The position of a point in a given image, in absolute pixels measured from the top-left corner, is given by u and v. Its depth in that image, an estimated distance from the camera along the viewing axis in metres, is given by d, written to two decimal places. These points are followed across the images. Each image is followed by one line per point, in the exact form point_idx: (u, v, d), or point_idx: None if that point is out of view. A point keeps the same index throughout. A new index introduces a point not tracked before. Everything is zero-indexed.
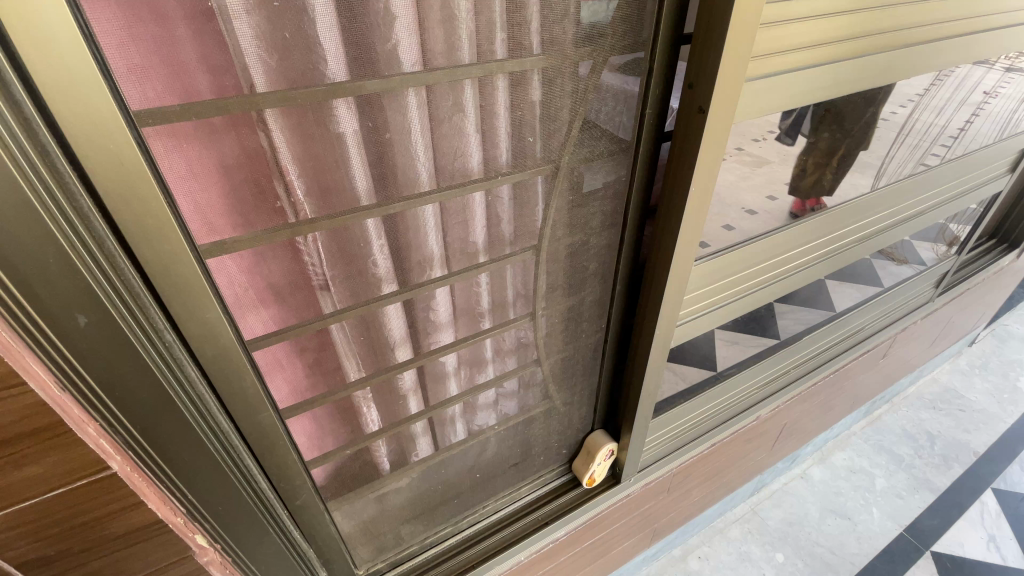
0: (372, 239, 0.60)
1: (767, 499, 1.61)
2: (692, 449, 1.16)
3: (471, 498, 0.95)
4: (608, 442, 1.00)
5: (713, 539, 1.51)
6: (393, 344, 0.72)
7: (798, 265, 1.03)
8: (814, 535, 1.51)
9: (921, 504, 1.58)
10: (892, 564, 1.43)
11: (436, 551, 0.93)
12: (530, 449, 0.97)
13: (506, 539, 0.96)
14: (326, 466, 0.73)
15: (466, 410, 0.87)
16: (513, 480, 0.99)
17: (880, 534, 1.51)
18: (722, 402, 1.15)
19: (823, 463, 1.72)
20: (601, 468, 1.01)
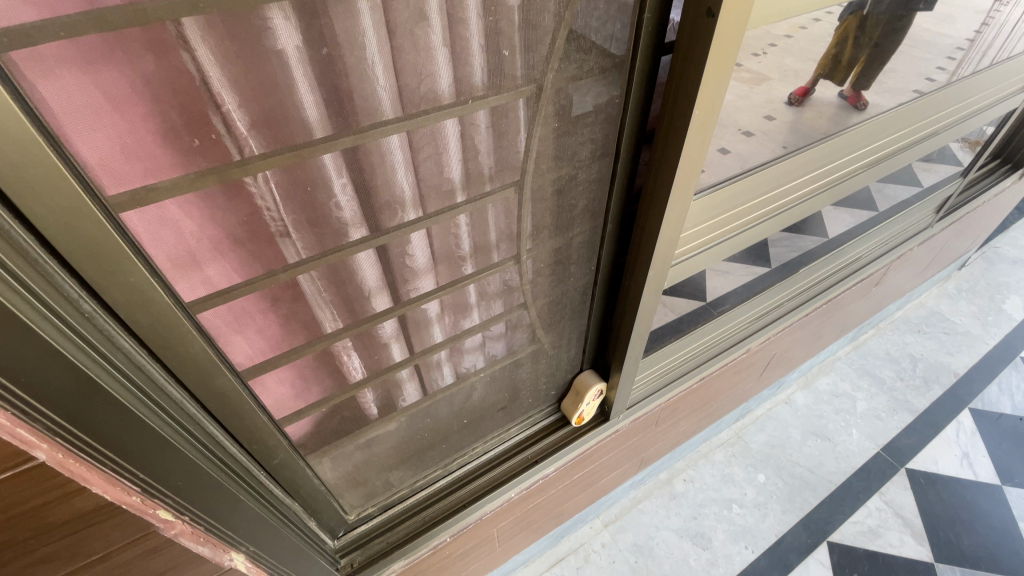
0: (332, 177, 0.52)
1: (751, 424, 1.65)
2: (682, 384, 1.16)
3: (460, 441, 0.94)
4: (598, 383, 0.97)
5: (697, 463, 1.56)
6: (369, 293, 0.66)
7: (801, 196, 0.96)
8: (794, 456, 1.57)
9: (899, 425, 1.64)
10: (869, 481, 1.50)
11: (426, 493, 0.92)
12: (519, 391, 0.95)
13: (497, 478, 0.96)
14: (307, 420, 0.70)
15: (452, 355, 0.83)
16: (503, 421, 0.98)
17: (858, 453, 1.57)
18: (714, 337, 1.12)
19: (807, 388, 1.75)
20: (590, 408, 1.00)
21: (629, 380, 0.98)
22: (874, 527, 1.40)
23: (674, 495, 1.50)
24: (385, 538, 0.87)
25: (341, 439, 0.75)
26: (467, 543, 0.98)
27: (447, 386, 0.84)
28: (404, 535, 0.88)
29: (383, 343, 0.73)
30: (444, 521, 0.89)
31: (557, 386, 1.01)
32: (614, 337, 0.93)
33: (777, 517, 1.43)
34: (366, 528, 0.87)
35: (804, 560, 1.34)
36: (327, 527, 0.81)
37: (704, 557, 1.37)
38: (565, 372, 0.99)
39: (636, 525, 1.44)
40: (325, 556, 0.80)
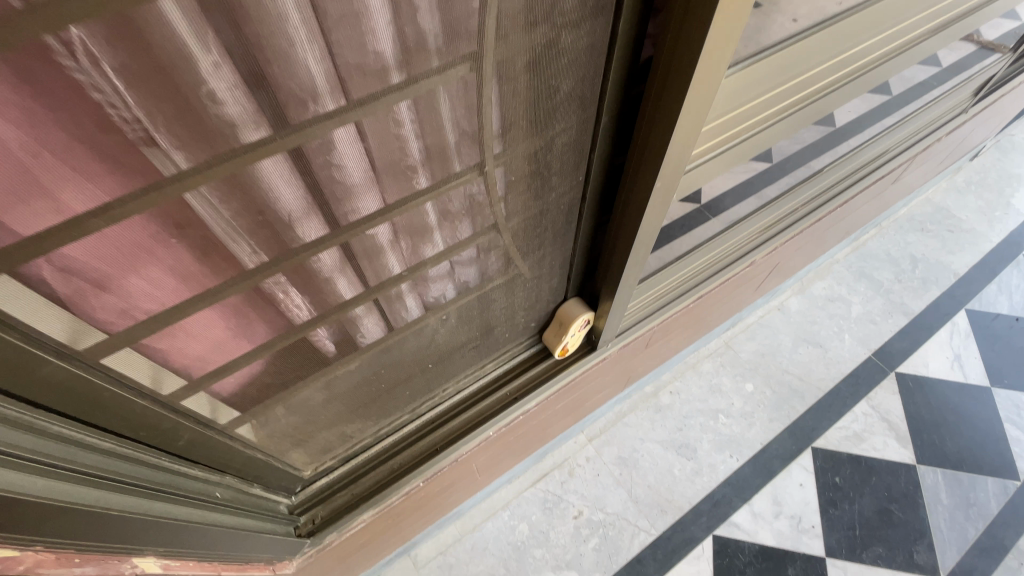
0: (188, 49, 0.31)
1: (742, 332, 1.56)
2: (677, 305, 1.04)
3: (428, 383, 0.81)
4: (587, 313, 0.85)
5: (684, 374, 1.49)
6: (292, 217, 0.45)
7: (839, 79, 0.77)
8: (784, 364, 1.51)
9: (892, 328, 1.59)
10: (857, 387, 1.47)
11: (393, 440, 0.82)
12: (494, 323, 0.81)
13: (472, 419, 0.87)
14: (239, 373, 0.54)
15: (414, 288, 0.66)
16: (478, 357, 0.85)
17: (849, 358, 1.53)
18: (719, 252, 0.99)
19: (802, 293, 1.66)
20: (576, 339, 0.88)
21: (621, 309, 0.85)
22: (859, 432, 1.40)
23: (660, 408, 1.44)
24: (349, 492, 0.77)
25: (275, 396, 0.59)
26: (443, 483, 0.91)
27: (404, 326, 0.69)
28: (370, 487, 0.79)
29: (325, 283, 0.55)
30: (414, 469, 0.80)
31: (537, 315, 0.87)
32: (607, 258, 0.77)
33: (764, 426, 1.41)
34: (325, 482, 0.77)
35: (787, 467, 1.34)
36: (277, 489, 0.70)
37: (687, 467, 1.35)
38: (548, 299, 0.85)
39: (620, 437, 1.39)
40: (280, 519, 0.71)
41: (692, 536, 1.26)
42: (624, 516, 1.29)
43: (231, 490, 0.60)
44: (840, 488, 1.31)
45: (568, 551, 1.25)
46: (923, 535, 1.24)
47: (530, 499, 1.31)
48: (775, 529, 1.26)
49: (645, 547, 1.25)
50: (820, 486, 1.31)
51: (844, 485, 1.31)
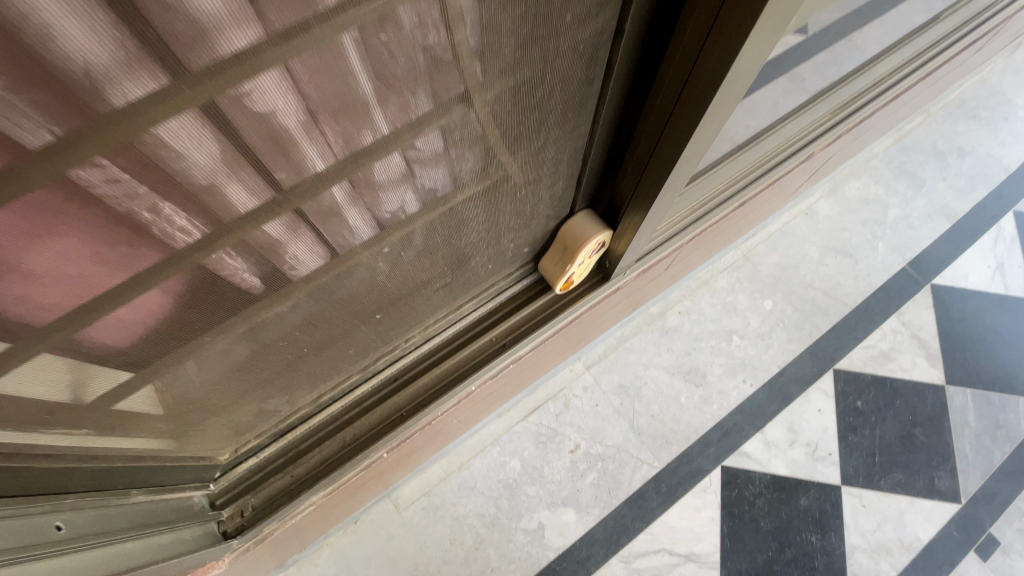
0: None
1: (762, 243, 1.35)
2: (706, 223, 0.82)
3: (382, 335, 0.59)
4: (603, 231, 0.64)
5: (695, 292, 1.29)
6: (89, 65, 0.23)
7: None
8: (808, 277, 1.32)
9: (931, 235, 1.41)
10: (887, 302, 1.31)
11: (343, 406, 0.63)
12: (468, 251, 0.58)
13: (445, 377, 0.68)
14: (118, 321, 0.35)
15: (357, 197, 0.41)
16: (446, 298, 0.63)
17: (881, 270, 1.35)
18: (762, 156, 0.80)
19: (833, 195, 1.44)
20: (587, 266, 0.68)
21: (649, 227, 0.63)
22: (887, 351, 1.26)
23: (666, 330, 1.26)
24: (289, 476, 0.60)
25: (165, 356, 0.40)
26: (417, 446, 0.74)
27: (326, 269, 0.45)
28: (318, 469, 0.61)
29: (198, 190, 0.31)
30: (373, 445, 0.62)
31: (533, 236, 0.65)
32: (648, 147, 0.53)
33: (782, 347, 1.25)
34: (255, 463, 0.59)
35: (805, 391, 1.21)
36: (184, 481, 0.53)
37: (696, 395, 1.20)
38: (545, 213, 0.61)
39: (622, 363, 1.23)
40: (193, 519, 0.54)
41: (699, 468, 1.15)
42: (625, 449, 1.16)
43: (97, 519, 0.43)
44: (862, 413, 1.20)
45: (563, 487, 1.13)
46: (947, 461, 1.16)
47: (521, 433, 1.16)
48: (788, 458, 1.15)
49: (647, 480, 1.14)
50: (840, 411, 1.20)
51: (866, 411, 1.20)
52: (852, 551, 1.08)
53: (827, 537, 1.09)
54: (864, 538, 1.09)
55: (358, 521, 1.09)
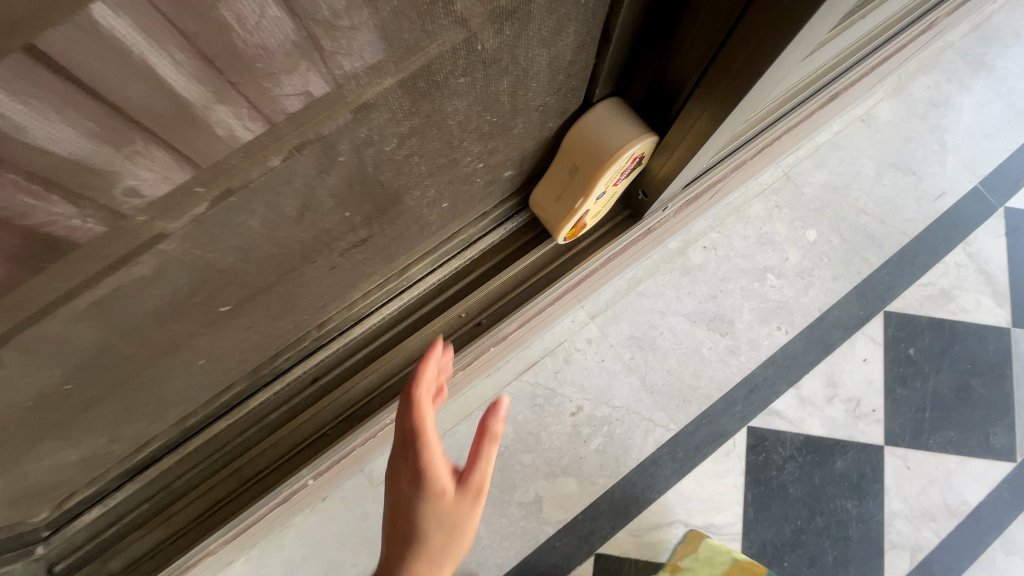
0: None
1: (808, 159, 1.10)
2: (737, 159, 0.69)
3: (242, 351, 0.51)
4: (644, 136, 0.49)
5: (724, 222, 1.06)
6: None
7: None
8: (861, 201, 1.09)
9: (1010, 147, 1.15)
10: (953, 230, 1.09)
11: (207, 446, 0.58)
12: (329, 239, 0.45)
13: (349, 406, 0.62)
14: None
15: (214, 71, 0.28)
16: (325, 291, 0.52)
17: (947, 190, 1.11)
18: (824, 62, 0.63)
19: (897, 96, 1.16)
20: (614, 184, 0.54)
21: (743, 112, 0.45)
22: (948, 289, 1.06)
23: (688, 271, 1.04)
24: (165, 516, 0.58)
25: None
26: (341, 469, 0.70)
27: (76, 293, 0.34)
28: (202, 508, 0.59)
29: None
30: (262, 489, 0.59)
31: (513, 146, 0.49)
32: None
33: (825, 287, 1.04)
34: (106, 512, 0.57)
35: (849, 338, 1.02)
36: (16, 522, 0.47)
37: (721, 345, 1.02)
38: (451, 156, 0.46)
39: (634, 311, 1.03)
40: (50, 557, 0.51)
41: (721, 430, 0.99)
42: (636, 411, 0.99)
43: None
44: (914, 362, 1.02)
45: (564, 455, 0.97)
46: (1007, 415, 1.00)
47: (514, 396, 0.98)
48: (825, 416, 0.99)
49: (661, 445, 0.98)
50: (889, 360, 1.02)
51: (919, 359, 1.02)
52: (891, 519, 0.95)
53: (865, 503, 0.96)
54: (906, 504, 0.96)
55: (326, 498, 0.94)
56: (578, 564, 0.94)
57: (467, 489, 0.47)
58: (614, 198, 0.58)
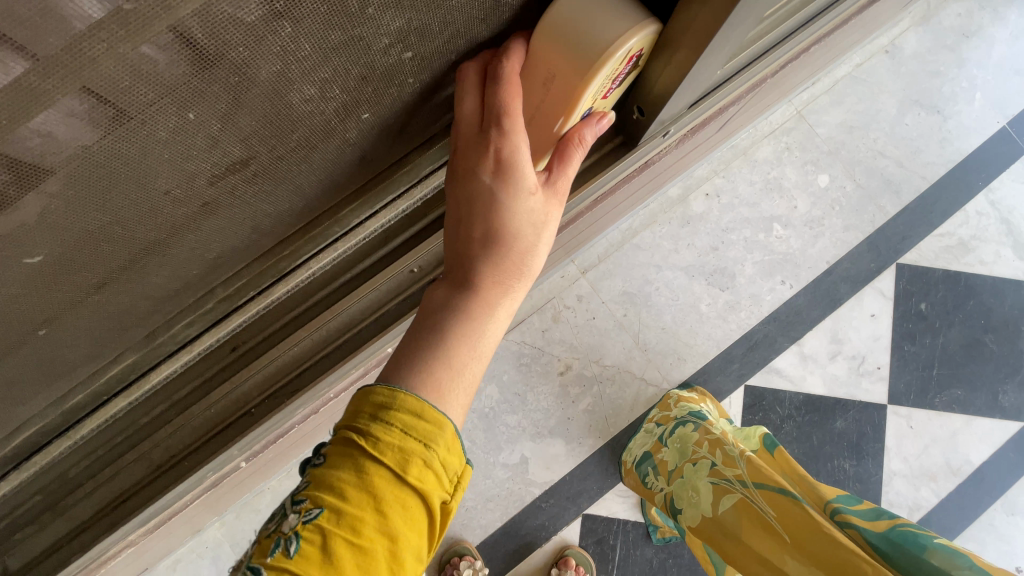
0: None
1: (824, 95, 1.00)
2: (759, 73, 0.57)
3: (78, 333, 0.35)
4: (645, 25, 0.34)
5: (729, 166, 0.97)
6: None
7: None
8: (880, 142, 0.99)
9: None
10: (976, 175, 1.00)
11: (60, 462, 0.43)
12: (175, 164, 0.29)
13: (274, 379, 0.48)
14: None
15: None
16: (201, 244, 0.36)
17: (973, 131, 1.01)
18: None
19: (926, 24, 1.03)
20: (603, 97, 0.38)
21: None
22: (966, 240, 0.98)
23: (688, 221, 0.96)
24: (35, 535, 0.45)
25: None
26: (286, 446, 0.62)
27: None
28: (83, 519, 0.46)
29: None
30: (164, 493, 0.46)
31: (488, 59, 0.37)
32: None
33: (834, 238, 0.97)
34: None
35: (858, 293, 0.96)
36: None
37: (720, 301, 0.95)
38: (352, 33, 0.28)
39: (629, 265, 0.95)
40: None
41: (717, 389, 0.94)
42: (628, 369, 0.94)
43: None
44: (925, 317, 0.96)
45: (551, 416, 0.93)
46: (1017, 372, 0.95)
47: (500, 355, 0.92)
48: (827, 374, 0.94)
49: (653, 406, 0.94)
50: (898, 316, 0.96)
51: (930, 315, 0.96)
52: (889, 478, 0.92)
53: (863, 463, 0.92)
54: (906, 463, 0.92)
55: None
56: (565, 525, 0.91)
57: (553, 187, 0.41)
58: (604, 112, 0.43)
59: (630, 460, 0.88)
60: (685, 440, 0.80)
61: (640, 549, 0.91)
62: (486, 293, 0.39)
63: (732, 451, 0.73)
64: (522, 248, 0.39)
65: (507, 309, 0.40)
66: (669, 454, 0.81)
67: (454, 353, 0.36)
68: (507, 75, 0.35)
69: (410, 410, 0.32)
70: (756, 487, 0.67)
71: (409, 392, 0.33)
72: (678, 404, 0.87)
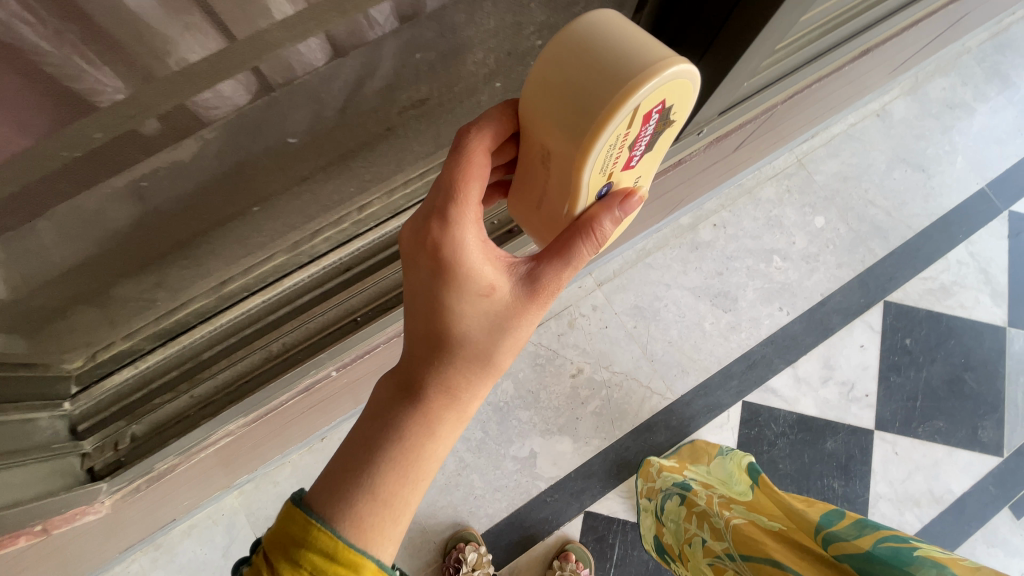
0: None
1: (822, 147, 1.12)
2: (769, 99, 0.69)
3: (271, 220, 0.53)
4: (647, 74, 0.34)
5: (737, 202, 1.08)
6: None
7: None
8: (870, 193, 1.11)
9: (1018, 153, 1.18)
10: (957, 227, 1.11)
11: (214, 332, 0.58)
12: (380, 94, 0.48)
13: (377, 298, 0.64)
14: None
15: None
16: (363, 167, 0.54)
17: (955, 190, 1.13)
18: (856, 17, 0.64)
19: (913, 94, 1.18)
20: (616, 155, 0.39)
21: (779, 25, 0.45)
22: (948, 285, 1.08)
23: (697, 246, 1.06)
24: (175, 400, 0.58)
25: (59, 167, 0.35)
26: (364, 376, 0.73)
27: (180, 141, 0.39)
28: (213, 392, 0.59)
29: None
30: (276, 377, 0.60)
31: None
32: None
33: (828, 273, 1.06)
34: (105, 395, 0.55)
35: (849, 324, 1.04)
36: (27, 462, 0.46)
37: (723, 321, 1.04)
38: None
39: (641, 282, 1.04)
40: (56, 449, 0.51)
41: (716, 403, 1.01)
42: (635, 377, 1.01)
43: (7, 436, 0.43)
44: (909, 352, 1.04)
45: (561, 415, 0.99)
46: (994, 410, 1.03)
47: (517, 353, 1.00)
48: (819, 397, 1.01)
49: (656, 413, 1.00)
50: (885, 349, 1.04)
51: (914, 350, 1.04)
52: (875, 500, 0.97)
53: (851, 484, 0.98)
54: (891, 487, 0.98)
55: (325, 438, 0.97)
56: (567, 520, 0.96)
57: (508, 288, 0.44)
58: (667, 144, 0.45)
59: (650, 549, 0.92)
60: (676, 515, 0.84)
61: (637, 549, 0.96)
62: (422, 411, 0.43)
63: (716, 523, 0.78)
64: (463, 358, 0.43)
65: (450, 417, 0.44)
66: (669, 536, 0.84)
67: (382, 477, 0.41)
68: (469, 150, 0.40)
69: (321, 548, 0.37)
70: (743, 558, 0.72)
71: (322, 528, 0.38)
72: (661, 474, 0.90)
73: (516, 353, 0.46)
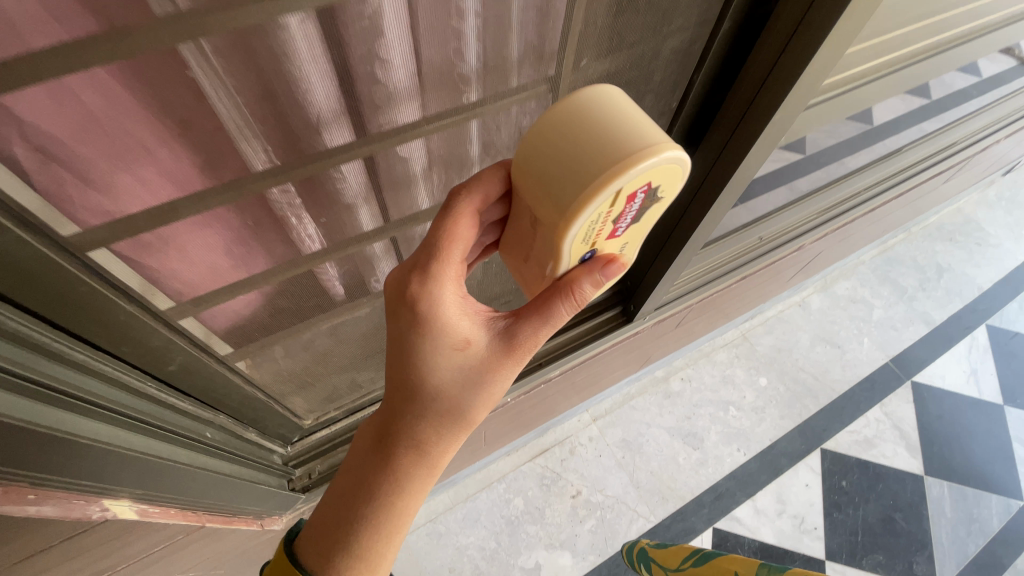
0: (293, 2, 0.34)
1: (760, 326, 1.50)
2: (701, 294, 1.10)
3: None
4: (627, 157, 0.40)
5: (697, 362, 1.42)
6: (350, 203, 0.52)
7: (871, 97, 0.84)
8: (800, 362, 1.46)
9: (912, 337, 1.56)
10: (872, 392, 1.43)
11: None
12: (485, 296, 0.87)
13: None
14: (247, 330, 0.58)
15: None
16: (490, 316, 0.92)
17: (866, 363, 1.49)
18: (744, 252, 1.08)
19: (825, 291, 1.60)
20: (602, 217, 0.45)
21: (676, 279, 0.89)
22: (870, 437, 1.36)
23: (669, 394, 1.37)
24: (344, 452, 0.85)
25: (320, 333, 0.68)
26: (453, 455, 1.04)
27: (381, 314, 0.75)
28: None
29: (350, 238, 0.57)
30: None
31: None
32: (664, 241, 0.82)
33: (773, 422, 1.36)
34: (320, 437, 0.85)
35: (794, 466, 1.30)
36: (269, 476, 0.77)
37: (693, 457, 1.29)
38: None
39: (627, 420, 1.33)
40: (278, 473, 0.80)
41: (691, 527, 1.21)
42: (624, 501, 1.23)
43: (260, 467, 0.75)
44: (846, 492, 1.27)
45: (562, 530, 1.19)
46: (924, 547, 1.23)
47: (527, 473, 1.24)
48: (776, 527, 1.22)
49: (642, 534, 1.20)
50: (826, 488, 1.28)
51: (850, 490, 1.28)
52: None
53: None
54: None
55: None
56: None
57: (480, 341, 0.51)
58: (653, 219, 0.51)
59: None
60: None
61: None
62: (396, 463, 0.50)
63: None
64: (434, 413, 0.51)
65: (423, 466, 0.51)
66: None
67: (364, 532, 0.50)
68: (459, 211, 0.47)
69: None
70: None
71: None
72: None
73: (488, 402, 0.53)
